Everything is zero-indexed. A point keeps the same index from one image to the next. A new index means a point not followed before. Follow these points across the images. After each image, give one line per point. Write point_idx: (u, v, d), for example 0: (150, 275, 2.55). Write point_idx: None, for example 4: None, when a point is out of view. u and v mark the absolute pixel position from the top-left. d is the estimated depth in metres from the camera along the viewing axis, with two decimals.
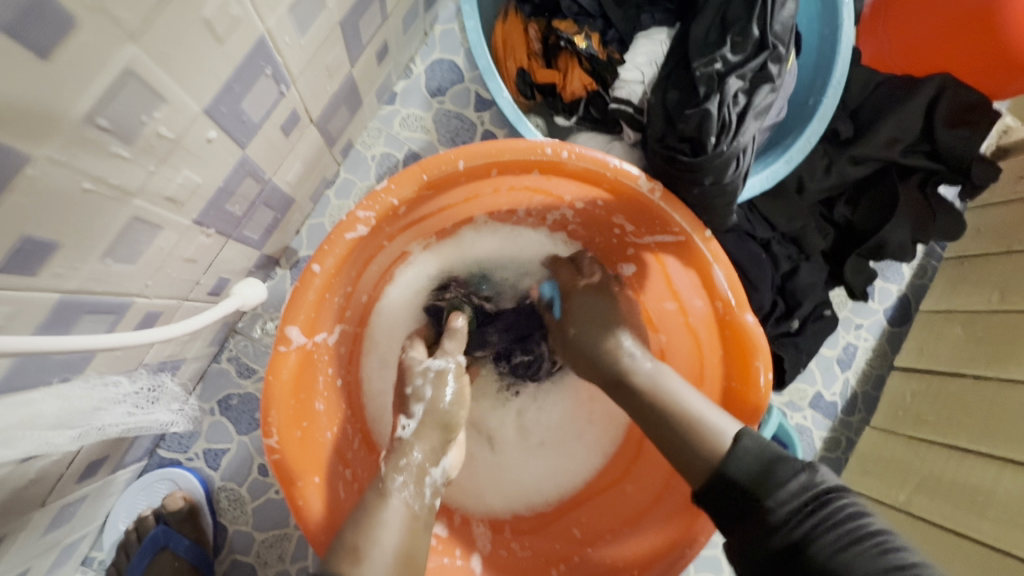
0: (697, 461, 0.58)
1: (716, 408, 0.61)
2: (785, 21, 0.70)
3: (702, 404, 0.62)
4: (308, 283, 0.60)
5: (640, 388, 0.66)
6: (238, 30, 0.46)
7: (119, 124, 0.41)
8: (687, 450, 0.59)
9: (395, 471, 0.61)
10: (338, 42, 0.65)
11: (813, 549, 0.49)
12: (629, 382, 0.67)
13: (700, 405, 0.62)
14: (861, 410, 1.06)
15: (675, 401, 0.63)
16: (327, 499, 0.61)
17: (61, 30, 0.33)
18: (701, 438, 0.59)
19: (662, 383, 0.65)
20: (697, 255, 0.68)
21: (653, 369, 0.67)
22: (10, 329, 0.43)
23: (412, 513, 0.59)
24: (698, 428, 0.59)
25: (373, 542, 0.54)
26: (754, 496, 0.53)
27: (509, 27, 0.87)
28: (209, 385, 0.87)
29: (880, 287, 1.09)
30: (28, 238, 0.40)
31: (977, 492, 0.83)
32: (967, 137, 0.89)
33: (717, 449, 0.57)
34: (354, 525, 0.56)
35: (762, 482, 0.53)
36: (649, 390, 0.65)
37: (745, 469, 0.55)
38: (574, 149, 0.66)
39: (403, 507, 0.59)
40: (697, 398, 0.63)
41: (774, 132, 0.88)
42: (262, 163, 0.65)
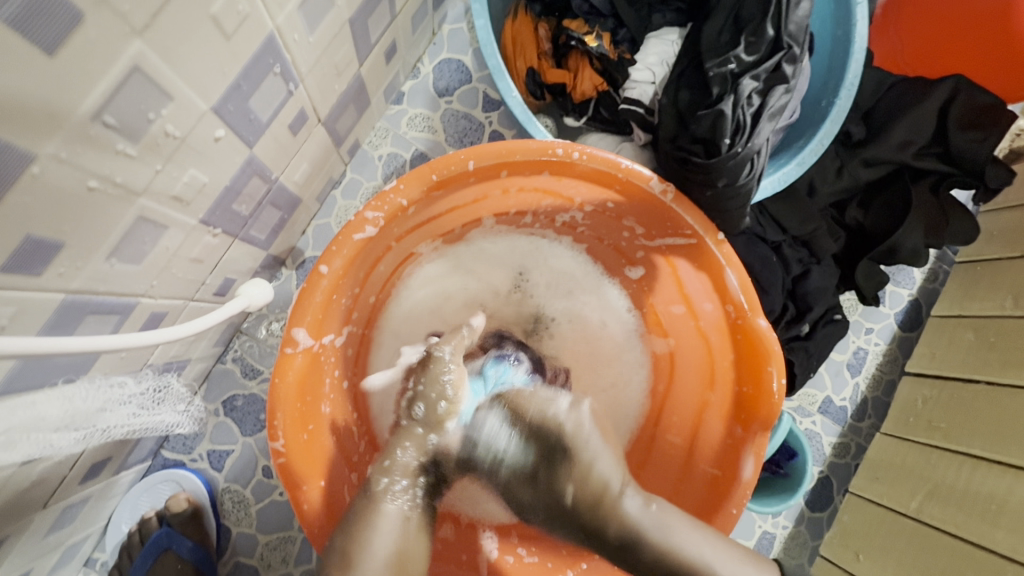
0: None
1: (734, 555, 0.60)
2: (801, 20, 0.68)
3: (722, 556, 0.59)
4: (315, 284, 0.59)
5: (652, 552, 0.59)
6: (246, 27, 0.45)
7: (125, 122, 0.40)
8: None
9: (382, 472, 0.63)
10: (347, 40, 0.64)
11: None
12: (636, 545, 0.59)
13: (711, 551, 0.59)
14: (871, 416, 1.04)
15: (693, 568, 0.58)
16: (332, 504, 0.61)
17: (66, 26, 0.32)
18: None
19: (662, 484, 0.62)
20: (709, 257, 0.67)
21: (658, 523, 0.60)
22: (14, 329, 0.42)
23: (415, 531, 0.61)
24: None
25: (365, 545, 0.56)
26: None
27: (518, 25, 0.85)
28: (214, 386, 0.86)
29: (891, 292, 1.07)
30: (32, 237, 0.39)
31: (991, 501, 0.81)
32: (983, 139, 0.87)
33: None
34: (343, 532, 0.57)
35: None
36: (661, 552, 0.59)
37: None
38: (585, 150, 0.65)
39: (396, 510, 0.61)
40: (711, 547, 0.59)
41: (787, 134, 0.87)
42: (269, 162, 0.64)
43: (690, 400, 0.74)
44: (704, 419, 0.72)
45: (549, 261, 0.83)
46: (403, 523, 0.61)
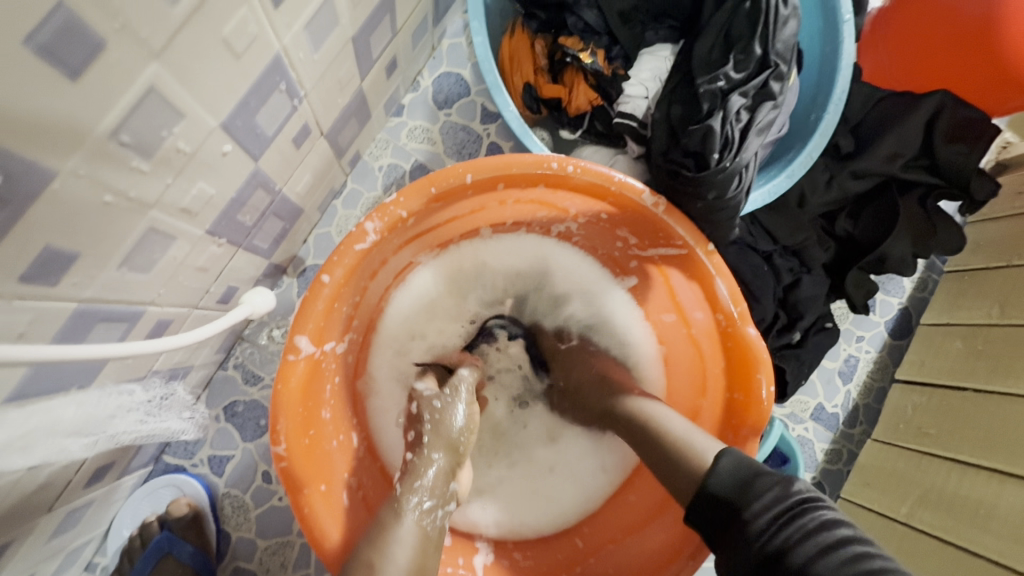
0: (683, 483, 0.58)
1: (698, 428, 0.62)
2: (788, 39, 0.71)
3: (687, 427, 0.62)
4: (317, 293, 0.61)
5: (626, 413, 0.67)
6: (255, 47, 0.47)
7: (140, 139, 0.42)
8: (678, 484, 0.58)
9: (410, 492, 0.61)
10: (350, 57, 0.66)
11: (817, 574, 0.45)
12: (616, 415, 0.68)
13: (679, 423, 0.62)
14: (862, 422, 1.06)
15: (654, 425, 0.63)
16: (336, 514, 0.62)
17: (89, 51, 0.34)
18: (687, 456, 0.59)
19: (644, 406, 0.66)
20: (700, 268, 0.69)
21: (633, 396, 0.69)
22: (28, 338, 0.44)
23: (423, 534, 0.59)
24: (681, 447, 0.60)
25: (389, 558, 0.54)
26: (739, 513, 0.52)
27: (516, 41, 0.88)
28: (216, 392, 0.88)
29: (881, 300, 1.10)
30: (50, 249, 0.41)
31: (979, 507, 0.83)
32: (967, 152, 0.90)
33: (703, 463, 0.57)
34: (369, 542, 0.56)
35: (744, 497, 0.52)
36: (637, 418, 0.65)
37: (726, 485, 0.54)
38: (579, 164, 0.67)
39: (418, 528, 0.59)
40: (679, 422, 0.63)
41: (777, 146, 0.89)
42: (274, 174, 0.66)
43: (683, 406, 0.76)
44: (696, 425, 0.74)
45: (546, 273, 0.84)
46: (422, 533, 0.59)
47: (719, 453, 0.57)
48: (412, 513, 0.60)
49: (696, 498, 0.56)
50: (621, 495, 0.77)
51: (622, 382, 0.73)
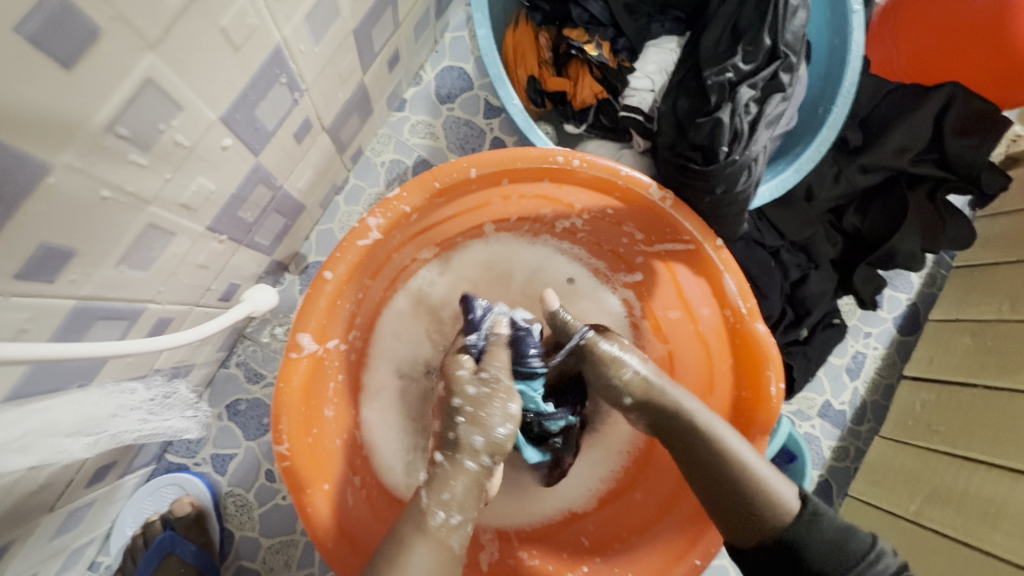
0: (756, 530, 0.57)
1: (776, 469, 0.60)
2: (797, 31, 0.70)
3: (765, 466, 0.60)
4: (319, 290, 0.60)
5: (682, 420, 0.62)
6: (254, 38, 0.46)
7: (137, 133, 0.41)
8: (749, 528, 0.57)
9: (439, 506, 0.56)
10: (351, 50, 0.65)
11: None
12: (687, 436, 0.62)
13: (761, 464, 0.59)
14: (870, 419, 1.05)
15: (736, 479, 0.58)
16: (334, 513, 0.61)
17: (83, 41, 0.33)
18: (768, 503, 0.57)
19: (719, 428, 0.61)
20: (708, 263, 0.68)
21: (704, 410, 0.63)
22: (27, 335, 0.43)
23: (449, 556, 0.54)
24: (762, 487, 0.58)
25: None
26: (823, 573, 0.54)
27: (519, 34, 0.87)
28: (218, 390, 0.87)
29: (889, 296, 1.08)
30: (46, 245, 0.40)
31: (989, 505, 0.82)
32: (978, 145, 0.89)
33: (786, 513, 0.57)
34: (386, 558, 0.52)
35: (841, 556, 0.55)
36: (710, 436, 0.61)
37: (816, 541, 0.55)
38: (585, 158, 0.66)
39: (441, 550, 0.54)
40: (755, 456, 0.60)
41: (785, 140, 0.88)
42: (275, 169, 0.65)
43: None
44: None
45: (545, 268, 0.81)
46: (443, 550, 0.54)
47: (806, 506, 0.57)
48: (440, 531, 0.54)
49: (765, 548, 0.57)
50: (626, 492, 0.76)
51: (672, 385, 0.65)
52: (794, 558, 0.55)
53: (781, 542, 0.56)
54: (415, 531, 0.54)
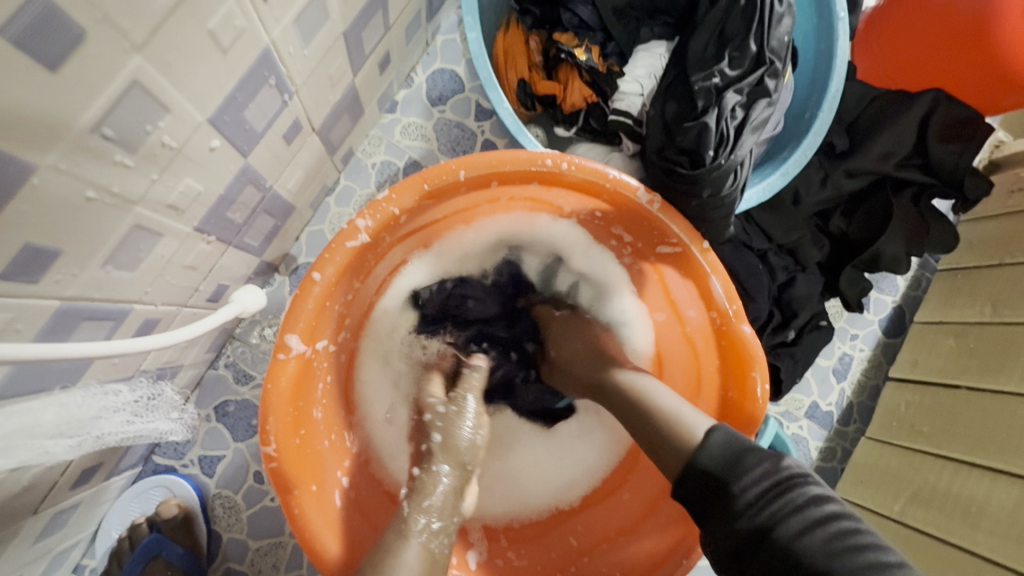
0: (668, 459, 0.58)
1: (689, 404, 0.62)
2: (782, 37, 0.71)
3: (676, 402, 0.62)
4: (308, 291, 0.60)
5: (619, 389, 0.67)
6: (242, 41, 0.46)
7: (124, 134, 0.41)
8: (661, 460, 0.59)
9: (418, 513, 0.59)
10: (341, 53, 0.65)
11: (799, 551, 0.48)
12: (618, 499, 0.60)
13: (671, 399, 0.62)
14: (856, 420, 1.07)
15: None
16: (334, 528, 0.61)
17: (68, 43, 0.33)
18: (673, 431, 0.59)
19: (640, 382, 0.66)
20: (695, 266, 0.69)
21: (631, 375, 0.68)
22: (11, 336, 0.43)
23: (431, 557, 0.56)
24: (671, 421, 0.60)
25: None
26: (724, 486, 0.53)
27: (510, 37, 0.87)
28: (207, 391, 0.87)
29: (875, 298, 1.10)
30: (30, 246, 0.40)
31: (970, 503, 0.83)
32: (960, 151, 0.90)
33: (690, 438, 0.57)
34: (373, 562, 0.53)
35: (732, 469, 0.54)
36: (627, 390, 0.66)
37: (710, 456, 0.55)
38: (574, 161, 0.66)
39: (422, 550, 0.56)
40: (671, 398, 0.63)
41: (772, 145, 0.89)
42: (264, 170, 0.65)
43: None
44: None
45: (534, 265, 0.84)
46: (428, 556, 0.56)
47: (708, 432, 0.57)
48: (419, 537, 0.57)
49: (677, 478, 0.57)
50: (615, 492, 0.77)
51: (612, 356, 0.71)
52: (698, 479, 0.55)
53: (684, 467, 0.56)
54: (397, 536, 0.57)
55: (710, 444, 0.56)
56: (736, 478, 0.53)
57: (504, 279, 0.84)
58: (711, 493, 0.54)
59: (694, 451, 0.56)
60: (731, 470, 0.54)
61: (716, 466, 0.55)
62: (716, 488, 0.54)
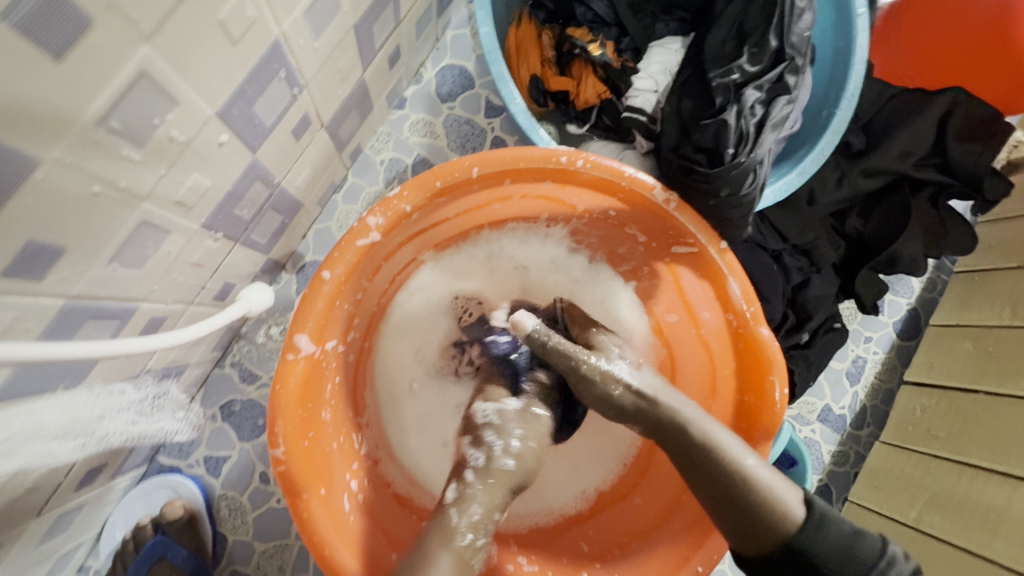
0: (769, 542, 0.55)
1: (778, 474, 0.58)
2: (802, 33, 0.69)
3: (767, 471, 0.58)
4: (317, 290, 0.59)
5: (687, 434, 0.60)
6: (253, 32, 0.45)
7: (131, 127, 0.40)
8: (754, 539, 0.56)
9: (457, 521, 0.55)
10: (351, 46, 0.64)
11: None
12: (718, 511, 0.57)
13: (763, 470, 0.58)
14: (870, 424, 1.05)
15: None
16: (347, 538, 0.60)
17: (74, 30, 0.32)
18: (776, 511, 0.56)
19: (713, 434, 0.60)
20: (712, 266, 0.67)
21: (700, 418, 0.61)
22: (13, 337, 0.42)
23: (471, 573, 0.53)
24: (768, 497, 0.56)
25: None
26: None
27: (522, 32, 0.86)
28: (212, 391, 0.86)
29: (890, 300, 1.08)
30: (35, 242, 0.39)
31: (989, 511, 0.81)
32: (981, 151, 0.88)
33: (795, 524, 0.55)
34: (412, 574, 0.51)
35: (850, 564, 0.54)
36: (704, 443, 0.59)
37: (827, 547, 0.54)
38: (589, 158, 0.65)
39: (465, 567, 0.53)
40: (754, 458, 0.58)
41: (788, 144, 0.87)
42: (272, 166, 0.63)
43: None
44: None
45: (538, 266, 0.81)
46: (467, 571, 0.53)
47: (812, 512, 0.56)
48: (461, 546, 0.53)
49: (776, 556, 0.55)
50: (626, 497, 0.75)
51: (664, 390, 0.64)
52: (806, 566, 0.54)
53: (783, 548, 0.55)
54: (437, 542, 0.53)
55: (823, 530, 0.55)
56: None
57: (505, 285, 0.82)
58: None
59: (798, 535, 0.55)
60: (846, 556, 0.54)
61: (827, 551, 0.54)
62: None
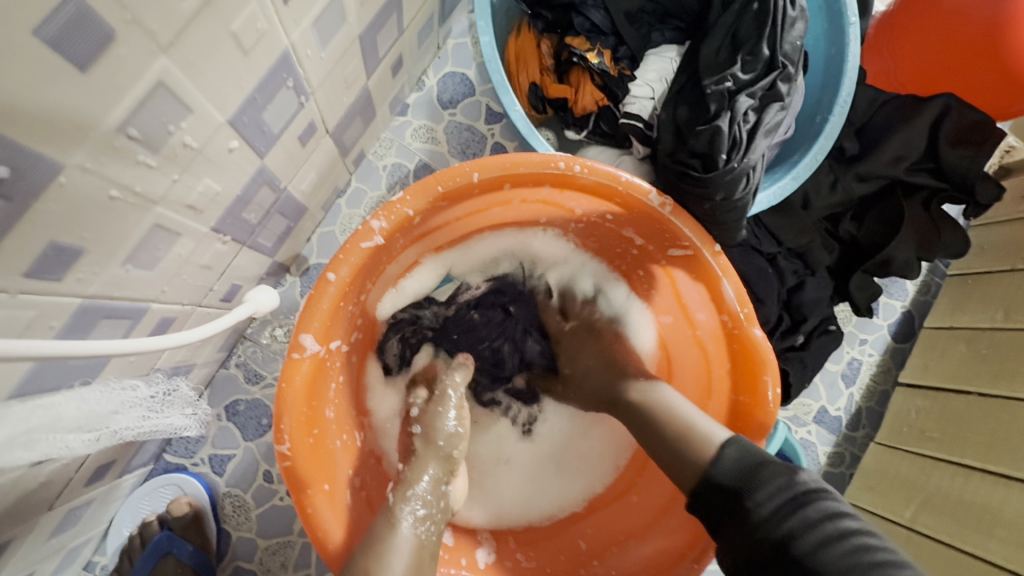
0: (688, 476, 0.59)
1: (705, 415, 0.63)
2: (794, 41, 0.71)
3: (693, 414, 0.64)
4: (322, 291, 0.61)
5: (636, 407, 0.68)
6: (263, 44, 0.47)
7: (147, 134, 0.42)
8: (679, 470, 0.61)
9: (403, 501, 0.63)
10: (357, 55, 0.66)
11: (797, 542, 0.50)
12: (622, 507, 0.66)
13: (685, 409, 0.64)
14: (865, 426, 1.06)
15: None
16: (336, 509, 0.61)
17: (98, 44, 0.34)
18: (693, 443, 0.61)
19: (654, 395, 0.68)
20: (707, 269, 0.69)
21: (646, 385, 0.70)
22: (32, 334, 0.43)
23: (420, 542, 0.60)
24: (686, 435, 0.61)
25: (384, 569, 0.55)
26: (739, 499, 0.55)
27: (522, 41, 0.88)
28: (218, 391, 0.87)
29: (885, 303, 1.09)
30: (55, 243, 0.40)
31: (983, 511, 0.83)
32: (973, 155, 0.90)
33: (707, 451, 0.59)
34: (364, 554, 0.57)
35: (745, 481, 0.55)
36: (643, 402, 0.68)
37: (729, 466, 0.57)
38: (586, 163, 0.67)
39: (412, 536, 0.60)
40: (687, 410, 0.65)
41: (781, 149, 0.89)
42: (279, 171, 0.65)
43: None
44: None
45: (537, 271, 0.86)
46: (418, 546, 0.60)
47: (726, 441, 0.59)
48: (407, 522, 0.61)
49: (697, 486, 0.59)
50: (625, 495, 0.77)
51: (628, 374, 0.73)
52: (714, 488, 0.57)
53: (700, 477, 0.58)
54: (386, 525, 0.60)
55: (731, 452, 0.58)
56: (751, 491, 0.55)
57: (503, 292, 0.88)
58: (726, 509, 0.56)
59: (711, 463, 0.58)
60: (747, 481, 0.55)
61: (731, 474, 0.57)
62: (736, 499, 0.55)
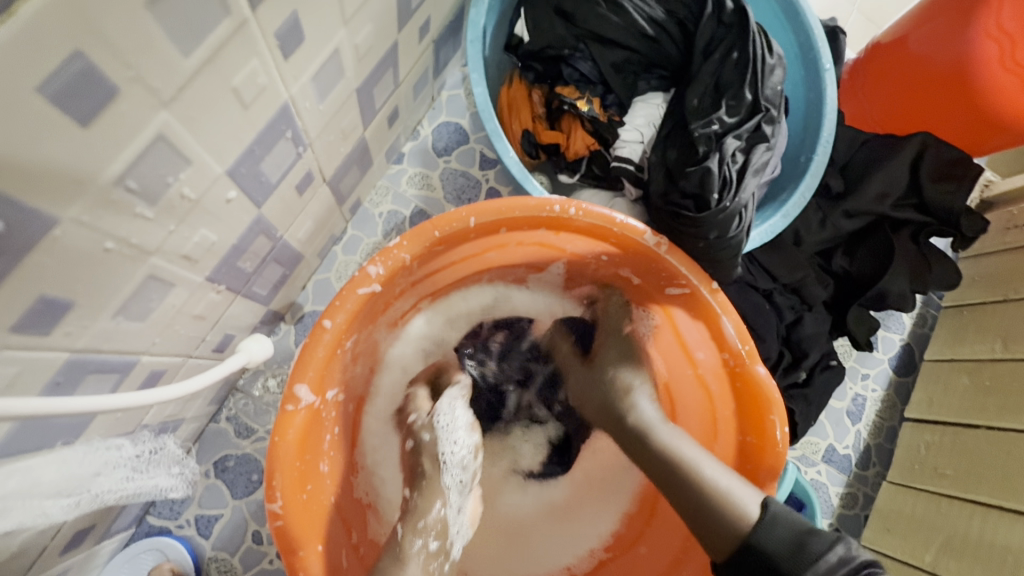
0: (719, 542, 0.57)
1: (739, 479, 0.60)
2: (775, 86, 0.75)
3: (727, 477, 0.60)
4: (317, 339, 0.59)
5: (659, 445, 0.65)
6: (263, 98, 0.48)
7: (145, 186, 0.42)
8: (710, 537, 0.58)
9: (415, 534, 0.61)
10: (353, 108, 0.68)
11: None
12: None
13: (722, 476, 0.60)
14: (876, 464, 1.03)
15: None
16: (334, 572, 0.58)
17: (100, 99, 0.34)
18: (725, 505, 0.57)
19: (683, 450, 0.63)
20: (705, 306, 0.68)
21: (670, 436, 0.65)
22: (14, 392, 0.42)
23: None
24: (721, 505, 0.58)
25: None
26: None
27: (513, 91, 0.91)
28: (207, 446, 0.84)
29: (884, 337, 1.09)
30: (45, 297, 0.40)
31: (1006, 552, 0.79)
32: (954, 190, 0.92)
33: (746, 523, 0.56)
34: None
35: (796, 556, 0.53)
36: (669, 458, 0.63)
37: (773, 543, 0.54)
38: (581, 206, 0.67)
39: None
40: (714, 466, 0.61)
41: (770, 187, 0.91)
42: (275, 221, 0.66)
43: None
44: None
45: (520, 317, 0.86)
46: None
47: (764, 511, 0.56)
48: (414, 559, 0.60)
49: (735, 553, 0.56)
50: (632, 547, 0.74)
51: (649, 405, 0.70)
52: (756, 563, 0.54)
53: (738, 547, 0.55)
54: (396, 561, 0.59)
55: (774, 527, 0.55)
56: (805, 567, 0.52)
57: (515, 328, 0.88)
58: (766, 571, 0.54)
59: (750, 533, 0.55)
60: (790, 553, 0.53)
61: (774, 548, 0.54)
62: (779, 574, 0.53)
